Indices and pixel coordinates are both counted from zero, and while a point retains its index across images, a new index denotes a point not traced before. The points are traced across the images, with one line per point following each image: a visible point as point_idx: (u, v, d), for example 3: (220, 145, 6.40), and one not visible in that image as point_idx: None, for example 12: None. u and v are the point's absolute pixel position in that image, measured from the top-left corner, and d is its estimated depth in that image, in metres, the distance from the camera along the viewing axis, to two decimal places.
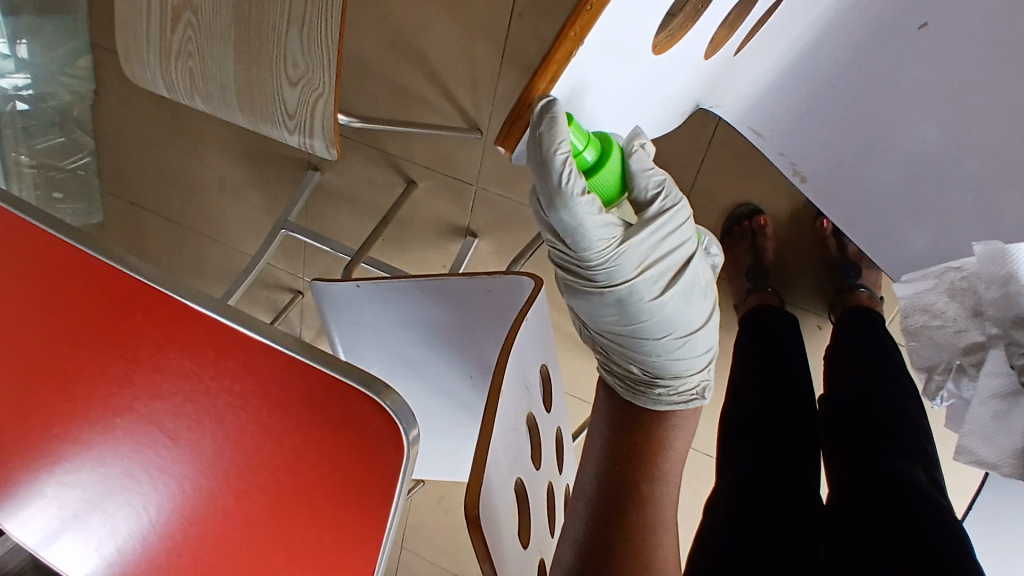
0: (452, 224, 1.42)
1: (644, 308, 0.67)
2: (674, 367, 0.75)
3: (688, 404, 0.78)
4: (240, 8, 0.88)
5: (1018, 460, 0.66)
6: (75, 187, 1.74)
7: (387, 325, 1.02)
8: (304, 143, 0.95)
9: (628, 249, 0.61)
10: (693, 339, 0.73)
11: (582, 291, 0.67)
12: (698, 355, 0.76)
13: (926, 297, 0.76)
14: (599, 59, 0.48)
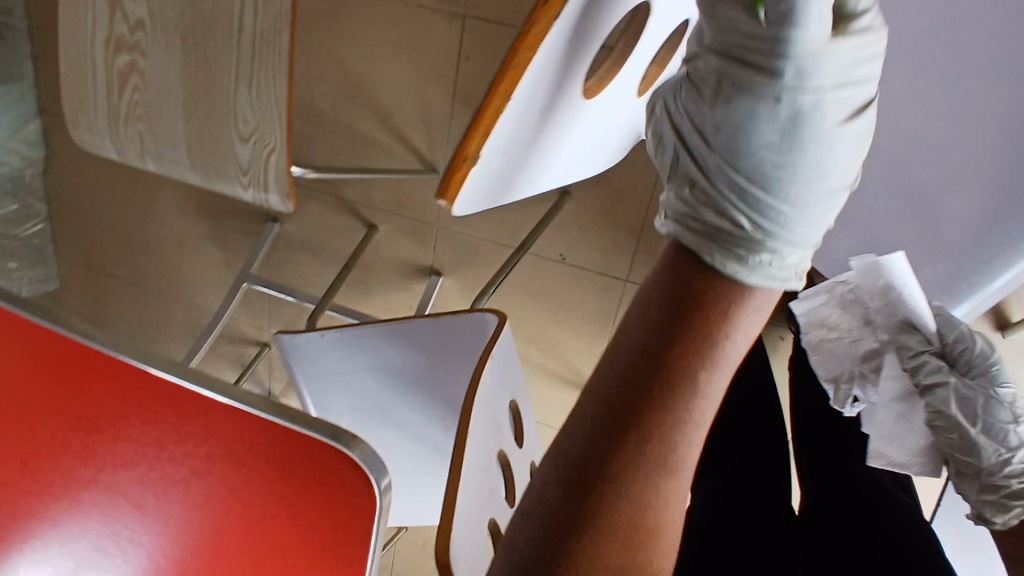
0: (415, 264, 1.43)
1: (811, 135, 0.52)
2: (792, 215, 0.54)
3: (785, 284, 0.54)
4: (187, 70, 0.89)
5: (921, 457, 0.81)
6: (29, 254, 1.70)
7: (353, 373, 1.01)
8: (259, 197, 0.96)
9: (830, 54, 0.51)
10: (818, 203, 0.55)
11: (743, 85, 0.52)
12: (813, 228, 0.56)
13: (822, 312, 0.96)
14: (529, 106, 0.49)
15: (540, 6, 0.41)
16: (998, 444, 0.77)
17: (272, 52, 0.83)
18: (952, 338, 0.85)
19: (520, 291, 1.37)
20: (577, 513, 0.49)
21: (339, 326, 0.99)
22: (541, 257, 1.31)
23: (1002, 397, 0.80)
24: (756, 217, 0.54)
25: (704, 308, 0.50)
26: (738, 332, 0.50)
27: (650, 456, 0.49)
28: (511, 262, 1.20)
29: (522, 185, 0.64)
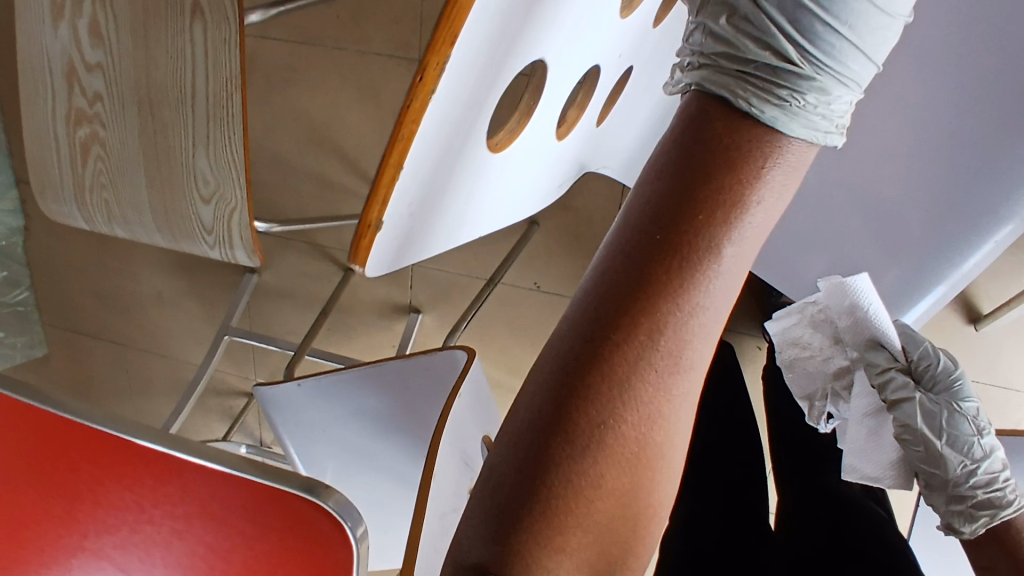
0: (394, 303, 1.44)
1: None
2: (845, 45, 0.39)
3: (825, 139, 0.41)
4: (146, 138, 0.91)
5: (894, 471, 0.79)
6: (14, 323, 1.71)
7: (333, 420, 1.02)
8: (226, 253, 0.99)
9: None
10: (890, 23, 0.39)
11: None
12: (877, 58, 0.41)
13: (795, 332, 0.93)
14: (442, 163, 0.51)
15: (414, 83, 0.41)
16: (962, 453, 0.74)
17: (225, 116, 0.86)
18: (916, 356, 0.81)
19: (499, 321, 1.38)
20: (570, 432, 0.39)
21: (321, 374, 0.99)
22: (516, 287, 1.33)
23: (964, 407, 0.77)
24: (807, 47, 0.39)
25: (729, 165, 0.38)
26: (763, 205, 0.39)
27: (661, 353, 0.40)
28: (482, 295, 1.22)
29: (446, 241, 0.63)
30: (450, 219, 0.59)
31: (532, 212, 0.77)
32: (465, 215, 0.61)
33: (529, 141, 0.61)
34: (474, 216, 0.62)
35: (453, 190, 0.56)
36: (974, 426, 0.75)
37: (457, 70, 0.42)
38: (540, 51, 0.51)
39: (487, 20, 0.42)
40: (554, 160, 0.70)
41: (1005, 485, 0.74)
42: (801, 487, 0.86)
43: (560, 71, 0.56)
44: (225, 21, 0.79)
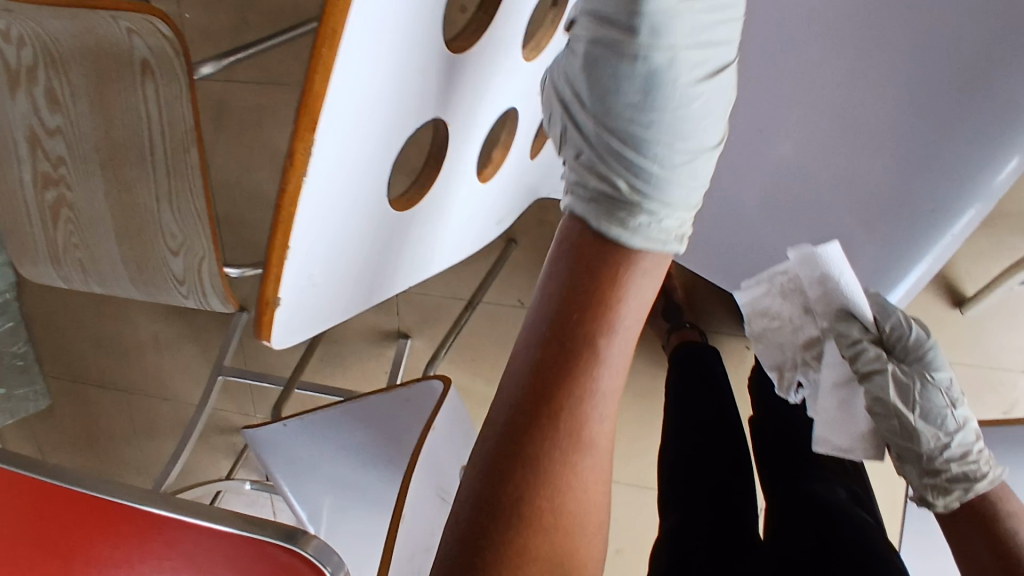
0: (382, 329, 1.44)
1: (671, 97, 0.51)
2: (663, 183, 0.52)
3: (666, 249, 0.51)
4: (112, 198, 0.92)
5: (863, 443, 0.82)
6: (16, 378, 1.73)
7: (322, 456, 1.04)
8: (201, 303, 0.99)
9: (679, 13, 0.50)
10: (696, 160, 0.54)
11: (609, 37, 0.51)
12: (691, 190, 0.54)
13: (764, 302, 0.94)
14: (348, 226, 0.52)
15: (286, 168, 0.42)
16: (934, 428, 0.79)
17: (184, 170, 0.87)
18: (888, 327, 0.84)
19: (488, 340, 1.38)
20: (499, 511, 0.50)
21: (312, 410, 1.04)
22: (501, 305, 1.33)
23: (936, 381, 0.81)
24: (637, 178, 0.52)
25: (599, 282, 0.50)
26: (629, 307, 0.50)
27: (562, 434, 0.50)
28: (462, 317, 1.24)
29: (373, 294, 0.66)
30: (368, 277, 0.62)
31: (472, 250, 0.78)
32: (383, 272, 0.63)
33: (447, 192, 0.63)
34: (398, 267, 0.65)
35: (366, 252, 0.58)
36: (948, 402, 0.80)
37: (336, 157, 0.44)
38: (437, 105, 0.52)
39: (369, 100, 0.44)
40: (484, 199, 0.72)
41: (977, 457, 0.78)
42: (789, 495, 0.84)
43: (468, 113, 0.58)
44: (174, 81, 0.80)
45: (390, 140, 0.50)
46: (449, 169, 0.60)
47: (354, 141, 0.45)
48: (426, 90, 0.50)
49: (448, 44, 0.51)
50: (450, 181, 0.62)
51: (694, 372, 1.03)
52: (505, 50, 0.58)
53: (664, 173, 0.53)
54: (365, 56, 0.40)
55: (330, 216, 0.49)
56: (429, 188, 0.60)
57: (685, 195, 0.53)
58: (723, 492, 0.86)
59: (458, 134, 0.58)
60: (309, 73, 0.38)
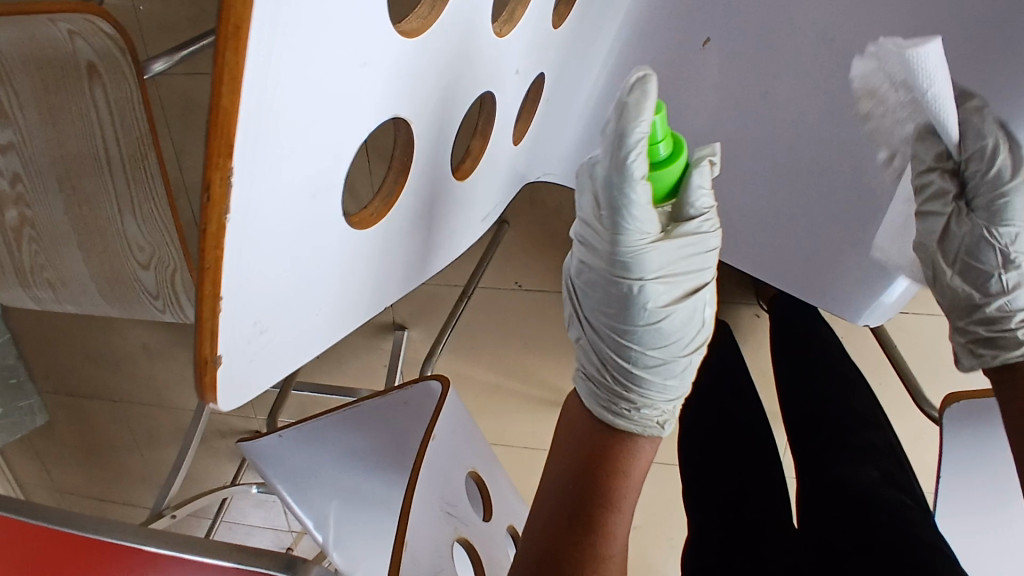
0: (376, 322, 1.38)
1: (647, 316, 0.58)
2: (645, 384, 0.61)
3: (644, 432, 0.62)
4: (73, 212, 0.86)
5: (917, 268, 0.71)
6: (8, 397, 1.69)
7: (322, 464, 0.98)
8: (179, 316, 0.93)
9: (655, 251, 0.55)
10: (680, 359, 0.61)
11: (595, 268, 0.58)
12: (673, 382, 0.62)
13: (871, 81, 0.59)
14: (298, 250, 0.46)
15: (203, 205, 0.35)
16: (976, 282, 0.65)
17: (145, 176, 0.81)
18: (967, 151, 0.61)
19: (488, 327, 1.33)
20: None
21: (296, 425, 0.96)
22: (498, 290, 1.28)
23: (1002, 229, 0.61)
24: (625, 376, 0.61)
25: (597, 464, 0.63)
26: (630, 485, 0.63)
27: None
28: (457, 310, 1.17)
29: (349, 312, 0.60)
30: (338, 300, 0.55)
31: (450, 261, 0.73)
32: (356, 287, 0.57)
33: (418, 189, 0.57)
34: (372, 279, 0.59)
35: (331, 270, 0.52)
36: (1006, 257, 0.62)
37: (272, 168, 0.38)
38: (392, 92, 0.46)
39: (300, 100, 0.37)
40: (465, 194, 0.65)
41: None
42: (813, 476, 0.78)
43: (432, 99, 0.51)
44: (124, 83, 0.73)
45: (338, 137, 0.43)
46: (417, 165, 0.54)
47: (292, 147, 0.39)
48: (377, 76, 0.43)
49: (396, 26, 0.44)
50: (419, 178, 0.56)
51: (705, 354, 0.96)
52: (472, 27, 0.51)
53: (650, 372, 0.61)
54: (285, 50, 0.33)
55: (280, 242, 0.43)
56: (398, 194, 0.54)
57: (670, 387, 0.62)
58: (747, 486, 0.80)
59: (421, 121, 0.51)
60: (216, 83, 0.31)
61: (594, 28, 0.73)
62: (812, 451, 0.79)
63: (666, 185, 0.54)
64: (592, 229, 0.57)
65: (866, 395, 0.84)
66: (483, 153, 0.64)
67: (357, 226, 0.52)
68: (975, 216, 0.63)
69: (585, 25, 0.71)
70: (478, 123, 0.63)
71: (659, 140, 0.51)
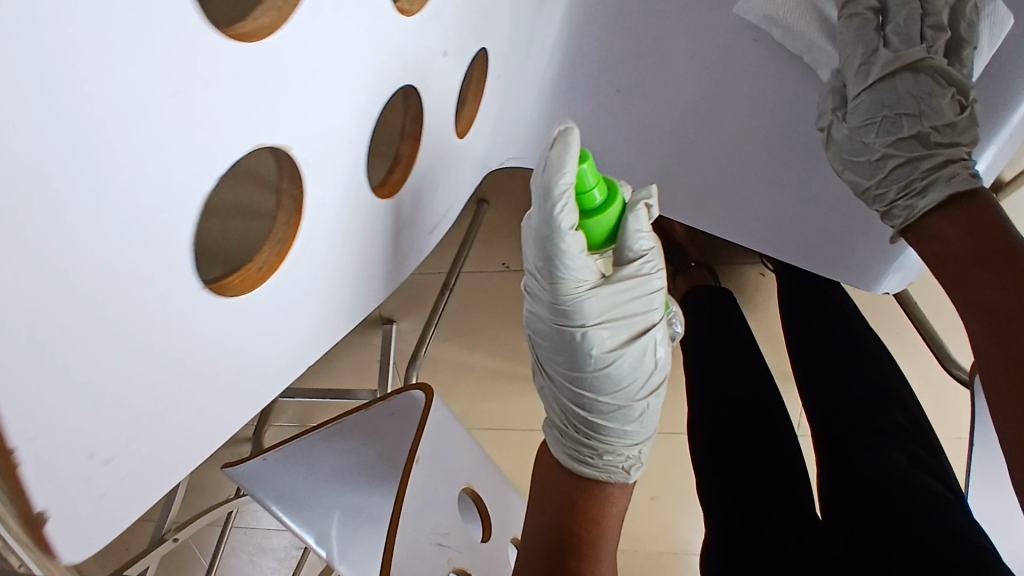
0: (363, 318, 1.30)
1: (592, 363, 0.64)
2: (601, 425, 0.68)
3: (608, 474, 0.69)
4: None
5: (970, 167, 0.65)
6: None
7: (316, 481, 0.93)
8: None
9: (593, 300, 0.60)
10: (634, 404, 0.67)
11: (544, 320, 0.64)
12: (628, 422, 0.68)
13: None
14: (132, 300, 0.37)
15: None
16: (870, 171, 0.62)
17: None
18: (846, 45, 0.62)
19: (479, 312, 1.25)
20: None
21: (277, 448, 0.87)
22: (483, 273, 1.21)
23: (869, 121, 0.60)
24: (583, 420, 0.68)
25: (574, 510, 0.69)
26: (607, 527, 0.69)
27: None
28: (440, 304, 1.07)
29: (283, 350, 0.52)
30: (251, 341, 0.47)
31: (400, 272, 0.65)
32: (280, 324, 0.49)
33: (319, 211, 0.48)
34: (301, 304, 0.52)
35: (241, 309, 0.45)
36: (881, 144, 0.61)
37: (47, 218, 0.29)
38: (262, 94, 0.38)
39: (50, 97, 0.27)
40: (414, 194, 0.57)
41: (913, 193, 0.59)
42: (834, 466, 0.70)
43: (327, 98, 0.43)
44: None
45: (183, 168, 0.35)
46: (307, 191, 0.46)
47: (82, 187, 0.30)
48: (214, 75, 0.34)
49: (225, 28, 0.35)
50: (315, 202, 0.47)
51: (710, 330, 0.88)
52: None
53: (605, 418, 0.68)
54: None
55: (95, 281, 0.33)
56: (294, 235, 0.47)
57: (628, 430, 0.68)
58: (770, 485, 0.72)
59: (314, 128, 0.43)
60: None
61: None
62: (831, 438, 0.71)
63: (601, 232, 0.59)
64: (536, 282, 0.63)
65: (892, 367, 0.75)
66: (416, 160, 0.57)
67: (232, 291, 0.45)
68: (850, 113, 0.62)
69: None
70: (405, 124, 0.56)
71: (591, 186, 0.55)
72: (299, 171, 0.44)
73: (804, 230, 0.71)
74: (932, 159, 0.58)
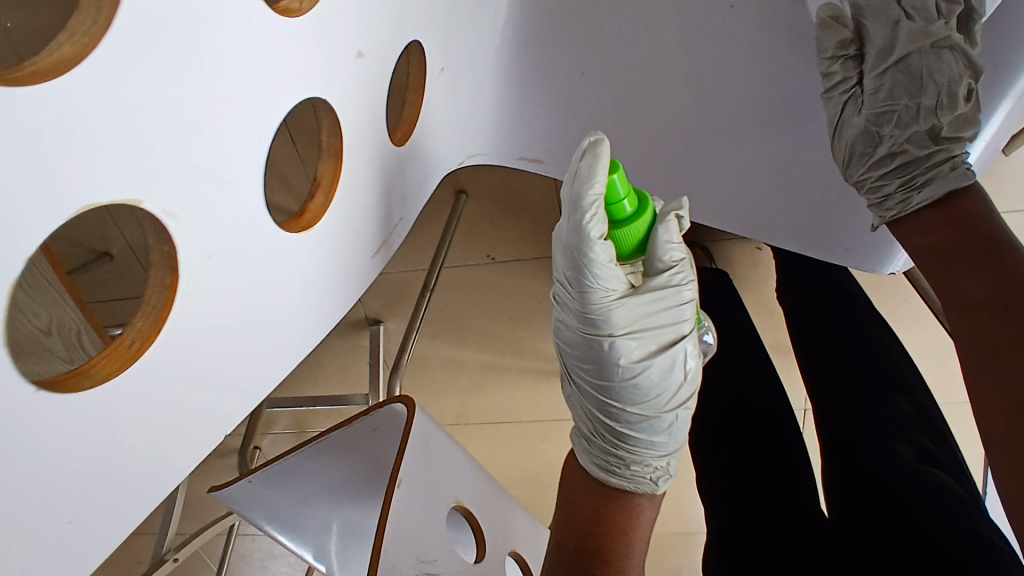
0: (349, 321, 1.25)
1: (620, 373, 0.55)
2: (632, 439, 0.59)
3: (636, 487, 0.60)
4: None
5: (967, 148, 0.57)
6: None
7: (306, 497, 0.88)
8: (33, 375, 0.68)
9: (621, 307, 0.53)
10: (664, 416, 0.58)
11: (569, 326, 0.57)
12: (661, 437, 0.60)
13: None
14: None
15: None
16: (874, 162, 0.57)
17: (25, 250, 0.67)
18: (868, 23, 0.55)
19: (467, 307, 1.20)
20: None
21: (258, 469, 0.81)
22: (466, 267, 1.16)
23: (886, 108, 0.55)
24: (611, 432, 0.60)
25: (595, 524, 0.59)
26: (631, 543, 0.58)
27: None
28: (420, 311, 0.99)
29: (239, 391, 0.48)
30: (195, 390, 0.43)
31: (364, 283, 0.60)
32: (231, 365, 0.46)
33: (206, 265, 0.40)
34: (262, 341, 0.47)
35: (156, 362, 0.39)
36: (888, 133, 0.56)
37: None
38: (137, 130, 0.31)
39: None
40: (365, 206, 0.52)
41: (910, 188, 0.55)
42: (836, 463, 0.64)
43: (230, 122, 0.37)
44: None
45: (30, 240, 0.29)
46: (182, 260, 0.38)
47: None
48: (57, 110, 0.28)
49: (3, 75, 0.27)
50: (195, 259, 0.39)
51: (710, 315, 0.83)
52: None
53: (634, 430, 0.59)
54: None
55: None
56: (172, 302, 0.38)
57: (659, 443, 0.60)
58: (774, 482, 0.67)
59: (206, 166, 0.36)
60: None
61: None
62: (836, 434, 0.66)
63: (631, 242, 0.51)
64: (559, 288, 0.56)
65: (904, 357, 0.70)
66: (339, 182, 0.47)
67: (91, 380, 0.36)
68: (864, 96, 0.56)
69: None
70: (321, 139, 0.46)
71: (621, 197, 0.49)
72: (168, 236, 0.36)
73: (799, 211, 0.63)
74: (936, 155, 0.54)
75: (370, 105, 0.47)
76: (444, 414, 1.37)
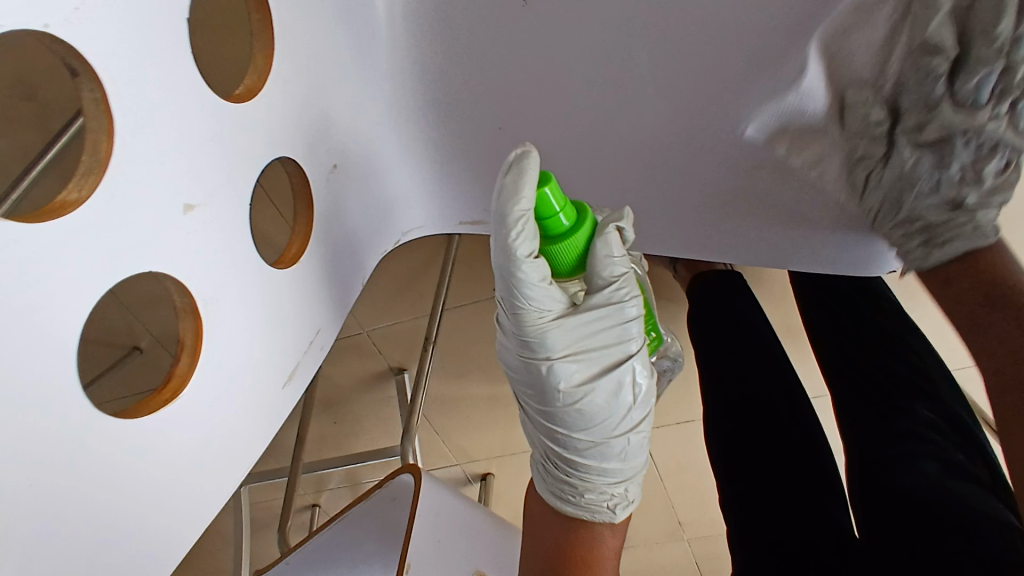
0: (372, 373, 1.23)
1: (559, 396, 0.52)
2: (582, 464, 0.55)
3: (593, 517, 0.55)
4: None
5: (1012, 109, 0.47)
6: None
7: None
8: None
9: (556, 328, 0.50)
10: (615, 441, 0.54)
11: (508, 349, 0.54)
12: (617, 462, 0.55)
13: None
14: None
15: None
16: (888, 210, 0.51)
17: None
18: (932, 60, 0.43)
19: (481, 341, 1.17)
20: None
21: (293, 549, 0.76)
22: (474, 304, 1.11)
23: (917, 170, 0.48)
24: (561, 459, 0.56)
25: (557, 557, 0.55)
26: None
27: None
28: (425, 362, 0.93)
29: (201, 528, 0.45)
30: (164, 547, 0.43)
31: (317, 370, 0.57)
32: (199, 510, 0.45)
33: (33, 497, 0.34)
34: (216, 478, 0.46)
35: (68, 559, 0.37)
36: (909, 193, 0.49)
37: None
38: None
39: None
40: (290, 306, 0.51)
41: (942, 239, 0.48)
42: (870, 485, 0.60)
43: (35, 324, 0.33)
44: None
45: None
46: None
47: None
48: None
49: None
50: (14, 498, 0.33)
51: (715, 325, 0.76)
52: None
53: (584, 457, 0.55)
54: None
55: None
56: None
57: (611, 470, 0.55)
58: (800, 513, 0.62)
59: (17, 382, 0.33)
60: None
61: (363, 28, 0.55)
62: (861, 450, 0.63)
63: (570, 258, 0.48)
64: (498, 310, 0.53)
65: (939, 364, 0.65)
66: (202, 341, 0.43)
67: None
68: (908, 143, 0.48)
69: (341, 32, 0.52)
70: (175, 299, 0.43)
71: (557, 210, 0.45)
72: None
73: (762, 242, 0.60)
74: (958, 219, 0.48)
75: (239, 222, 0.45)
76: (488, 443, 1.35)
